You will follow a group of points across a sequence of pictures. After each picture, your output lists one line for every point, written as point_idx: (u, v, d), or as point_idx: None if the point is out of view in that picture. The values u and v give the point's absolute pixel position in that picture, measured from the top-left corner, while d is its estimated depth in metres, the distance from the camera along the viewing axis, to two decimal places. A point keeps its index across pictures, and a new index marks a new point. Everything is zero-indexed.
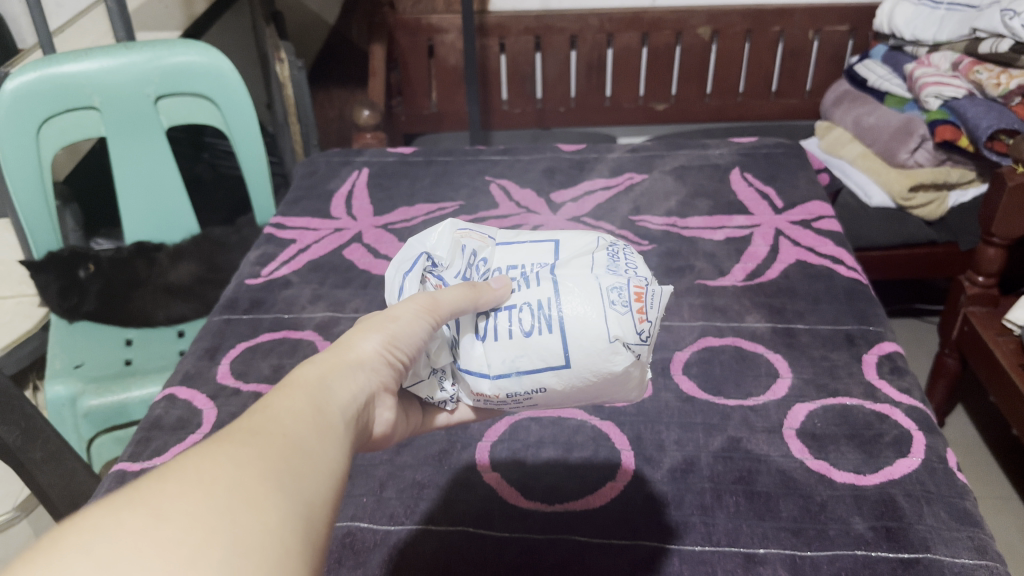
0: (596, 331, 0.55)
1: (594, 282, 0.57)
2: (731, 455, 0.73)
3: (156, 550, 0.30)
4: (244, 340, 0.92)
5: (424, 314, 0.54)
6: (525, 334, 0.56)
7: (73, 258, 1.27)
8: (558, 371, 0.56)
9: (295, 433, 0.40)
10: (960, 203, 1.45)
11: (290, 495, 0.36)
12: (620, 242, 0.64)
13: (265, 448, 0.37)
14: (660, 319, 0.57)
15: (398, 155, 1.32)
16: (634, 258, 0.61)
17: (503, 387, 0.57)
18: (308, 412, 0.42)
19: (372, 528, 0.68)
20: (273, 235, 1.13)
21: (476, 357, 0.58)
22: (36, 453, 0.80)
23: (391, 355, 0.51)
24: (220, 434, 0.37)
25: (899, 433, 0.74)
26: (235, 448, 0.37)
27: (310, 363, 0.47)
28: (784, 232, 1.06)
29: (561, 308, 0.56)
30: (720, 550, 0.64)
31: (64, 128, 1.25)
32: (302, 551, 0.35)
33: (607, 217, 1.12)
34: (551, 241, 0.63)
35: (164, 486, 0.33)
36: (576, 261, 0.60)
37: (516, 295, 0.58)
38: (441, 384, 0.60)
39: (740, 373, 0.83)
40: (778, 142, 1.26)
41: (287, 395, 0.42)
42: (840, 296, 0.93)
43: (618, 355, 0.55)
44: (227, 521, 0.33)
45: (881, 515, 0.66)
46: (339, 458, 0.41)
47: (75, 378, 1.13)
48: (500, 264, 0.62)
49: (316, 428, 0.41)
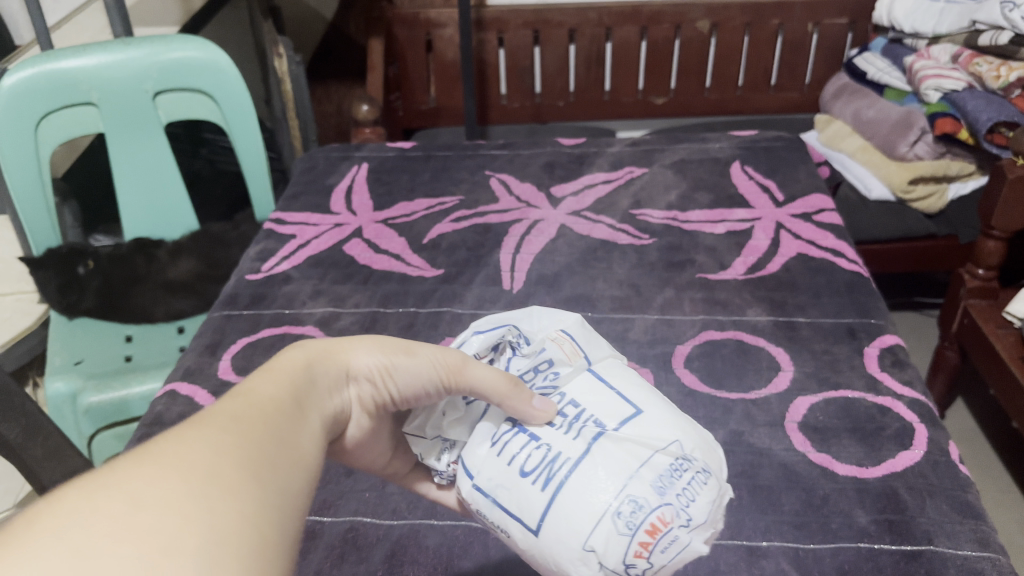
0: (577, 528, 0.45)
1: (625, 477, 0.45)
2: (733, 449, 0.73)
3: (135, 528, 0.29)
4: (245, 336, 0.92)
5: (440, 372, 0.50)
6: (522, 472, 0.48)
7: (73, 254, 1.27)
8: (525, 530, 0.47)
9: (270, 420, 0.39)
10: (960, 195, 1.45)
11: (267, 483, 0.35)
12: (711, 469, 0.47)
13: (241, 432, 0.37)
14: (666, 568, 0.45)
15: (397, 149, 1.31)
16: (699, 491, 0.46)
17: (476, 501, 0.50)
18: (285, 403, 0.41)
19: (374, 524, 0.68)
20: (272, 231, 1.12)
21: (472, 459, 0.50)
22: (36, 450, 0.80)
23: (382, 378, 0.50)
24: (198, 417, 0.37)
25: (902, 426, 0.74)
26: (212, 434, 0.35)
27: (300, 350, 0.46)
28: (785, 225, 1.06)
29: (570, 473, 0.47)
30: (722, 544, 0.64)
31: (62, 124, 1.25)
32: (279, 538, 0.34)
33: (608, 212, 1.11)
34: (636, 407, 0.50)
35: (142, 469, 0.32)
36: (635, 443, 0.47)
37: (548, 427, 0.49)
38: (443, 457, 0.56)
39: (741, 367, 0.83)
40: (779, 135, 1.25)
41: (265, 384, 0.42)
42: (841, 290, 0.93)
43: (585, 565, 0.45)
44: (207, 502, 0.32)
45: (883, 508, 0.66)
46: (309, 453, 0.41)
47: (75, 374, 1.13)
48: (564, 390, 0.52)
49: (289, 418, 0.41)
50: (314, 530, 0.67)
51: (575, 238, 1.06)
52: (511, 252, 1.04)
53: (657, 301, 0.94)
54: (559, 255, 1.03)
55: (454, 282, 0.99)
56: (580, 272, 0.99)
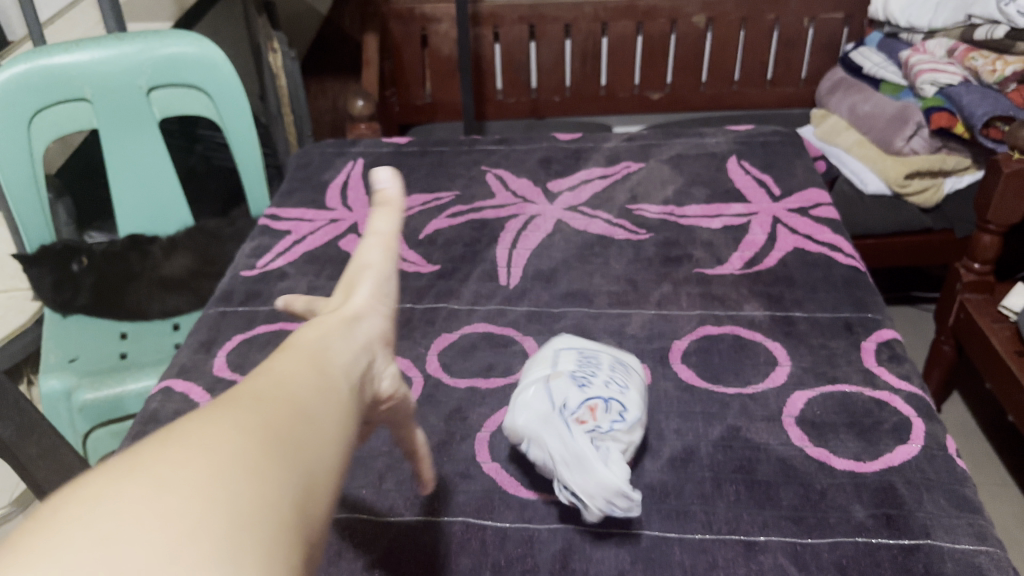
0: None
1: None
2: (730, 444, 0.73)
3: (167, 505, 0.33)
4: (240, 333, 0.92)
5: (384, 246, 0.60)
6: None
7: (67, 250, 1.25)
8: None
9: (299, 395, 0.43)
10: (955, 189, 1.45)
11: (293, 463, 0.39)
12: None
13: (268, 411, 0.40)
14: None
15: (393, 145, 1.31)
16: None
17: None
18: (309, 376, 0.45)
19: (371, 521, 0.67)
20: (267, 227, 1.12)
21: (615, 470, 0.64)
22: (31, 450, 0.79)
23: (380, 303, 0.57)
24: (225, 402, 0.41)
25: (899, 421, 0.74)
26: (240, 418, 0.39)
27: (307, 327, 0.51)
28: (782, 220, 1.05)
29: None
30: (720, 539, 0.64)
31: (55, 121, 1.24)
32: (301, 503, 0.38)
33: (604, 206, 1.11)
34: None
35: (172, 450, 0.36)
36: None
37: None
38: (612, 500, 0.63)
39: (739, 362, 0.83)
40: (775, 130, 1.25)
41: (288, 361, 0.46)
42: (838, 284, 0.93)
43: None
44: (232, 478, 0.36)
45: (881, 502, 0.66)
46: (341, 426, 0.45)
47: (69, 372, 1.13)
48: None
49: (317, 391, 0.45)
50: None
51: (571, 233, 1.06)
52: (508, 247, 1.04)
53: (654, 296, 0.93)
54: (556, 251, 1.03)
55: (450, 278, 0.99)
56: (577, 268, 0.99)
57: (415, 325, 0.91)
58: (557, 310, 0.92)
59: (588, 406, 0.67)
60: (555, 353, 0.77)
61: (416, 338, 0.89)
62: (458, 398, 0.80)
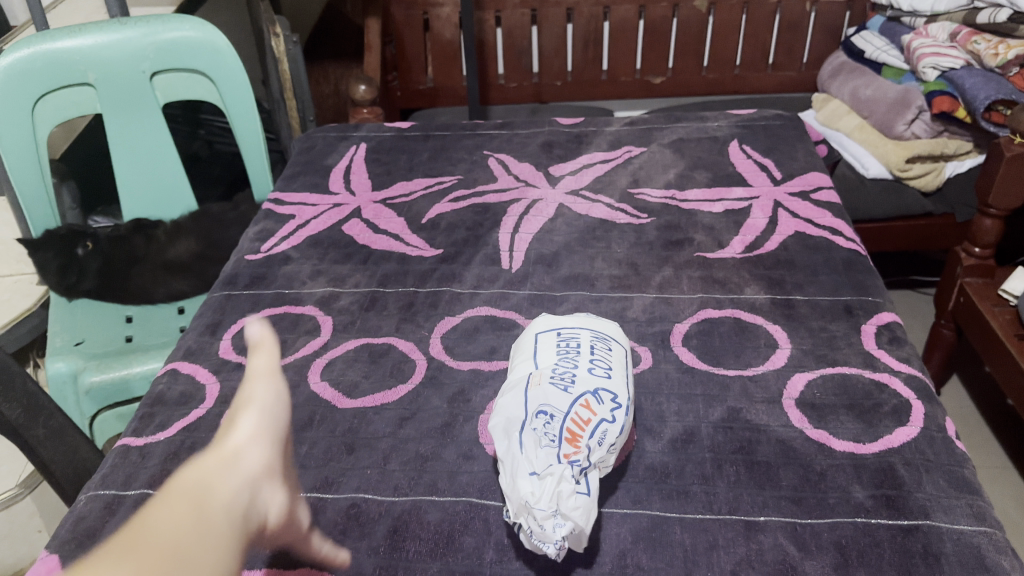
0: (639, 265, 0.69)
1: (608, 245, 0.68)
2: (731, 425, 0.74)
3: None
4: (245, 316, 0.92)
5: (263, 377, 0.63)
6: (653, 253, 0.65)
7: (72, 235, 1.27)
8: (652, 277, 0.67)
9: (176, 535, 0.42)
10: (956, 173, 1.45)
11: None
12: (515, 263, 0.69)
13: (139, 563, 0.40)
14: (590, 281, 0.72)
15: (395, 129, 1.31)
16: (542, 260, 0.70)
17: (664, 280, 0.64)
18: (186, 514, 0.44)
19: (376, 500, 0.68)
20: (271, 211, 1.13)
21: (581, 499, 0.57)
22: (38, 431, 0.80)
23: (257, 440, 0.55)
24: (91, 563, 0.40)
25: (898, 403, 0.75)
26: (111, 563, 0.40)
27: (188, 468, 0.49)
28: (783, 204, 1.06)
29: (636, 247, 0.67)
30: (720, 519, 0.65)
31: (59, 105, 1.24)
32: None
33: (606, 191, 1.12)
34: None
35: None
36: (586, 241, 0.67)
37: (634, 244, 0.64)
38: (554, 531, 0.56)
39: (740, 345, 0.84)
40: (777, 114, 1.25)
41: (166, 505, 0.45)
42: (838, 268, 0.94)
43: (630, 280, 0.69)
44: None
45: (880, 483, 0.67)
46: (227, 559, 0.44)
47: (76, 355, 1.14)
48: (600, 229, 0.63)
49: (199, 526, 0.44)
50: (315, 507, 0.68)
51: (573, 218, 1.06)
52: (510, 232, 1.04)
53: (656, 280, 0.94)
54: (558, 235, 1.03)
55: (453, 262, 1.00)
56: (579, 252, 1.00)
57: (418, 308, 0.92)
58: (560, 293, 0.93)
59: (576, 415, 0.62)
60: (533, 336, 0.72)
61: (420, 322, 0.90)
62: (461, 380, 0.81)
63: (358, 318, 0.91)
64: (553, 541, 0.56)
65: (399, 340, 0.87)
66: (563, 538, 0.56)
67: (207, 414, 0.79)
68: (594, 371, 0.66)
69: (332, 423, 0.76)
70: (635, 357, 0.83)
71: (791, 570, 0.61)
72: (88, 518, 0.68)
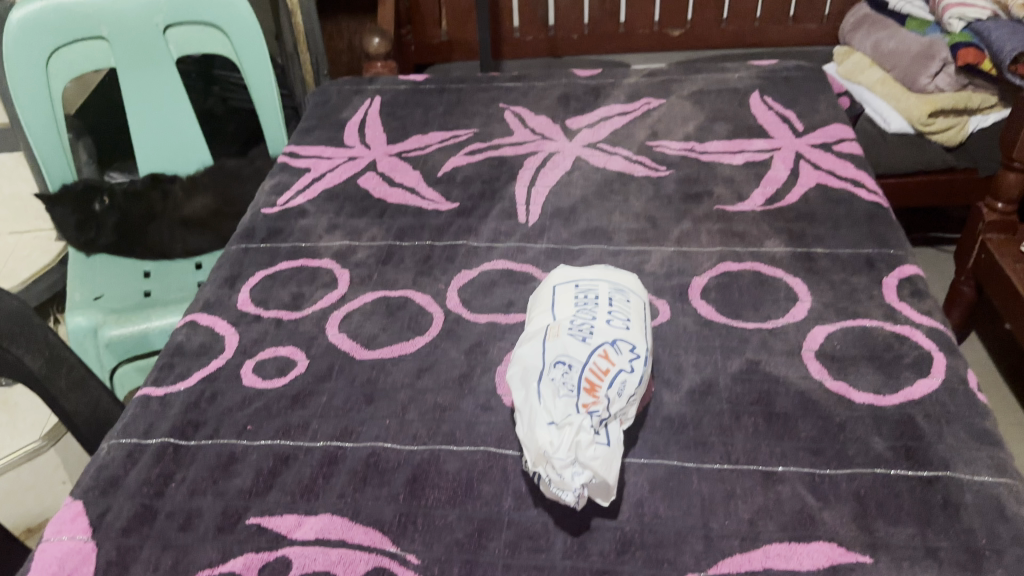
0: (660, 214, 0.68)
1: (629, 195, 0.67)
2: (749, 377, 0.74)
3: None
4: (263, 269, 0.92)
5: None
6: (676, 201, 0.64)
7: (88, 190, 1.26)
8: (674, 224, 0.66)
9: None
10: (980, 127, 1.42)
11: None
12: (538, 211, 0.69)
13: None
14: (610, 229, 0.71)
15: (410, 83, 1.30)
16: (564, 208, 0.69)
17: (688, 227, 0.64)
18: None
19: (395, 449, 0.69)
20: (286, 164, 1.12)
21: (599, 449, 0.57)
22: (61, 381, 0.81)
23: None
24: None
25: (919, 355, 0.75)
26: None
27: None
28: (805, 156, 1.04)
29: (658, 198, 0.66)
30: (738, 469, 0.65)
31: (73, 58, 1.24)
32: None
33: (624, 143, 1.10)
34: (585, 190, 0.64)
35: None
36: None
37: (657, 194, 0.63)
38: (573, 479, 0.56)
39: (759, 297, 0.83)
40: (799, 65, 1.23)
41: None
42: (860, 220, 0.92)
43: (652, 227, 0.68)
44: None
45: (901, 435, 0.67)
46: None
47: (96, 309, 1.15)
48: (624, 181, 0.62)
49: None
50: (335, 455, 0.69)
51: (591, 171, 1.05)
52: (526, 185, 1.03)
53: (674, 234, 0.93)
54: (575, 188, 1.02)
55: (470, 216, 0.99)
56: (596, 205, 0.99)
57: (435, 262, 0.91)
58: (577, 247, 0.92)
59: (594, 365, 0.61)
60: (551, 288, 0.71)
61: (437, 275, 0.89)
62: (478, 332, 0.81)
63: (375, 271, 0.90)
64: (572, 488, 0.56)
65: (416, 293, 0.87)
66: (582, 486, 0.57)
67: (226, 365, 0.79)
68: (612, 323, 0.65)
69: (350, 374, 0.77)
70: (653, 310, 0.82)
71: (810, 520, 0.61)
72: (110, 466, 0.69)
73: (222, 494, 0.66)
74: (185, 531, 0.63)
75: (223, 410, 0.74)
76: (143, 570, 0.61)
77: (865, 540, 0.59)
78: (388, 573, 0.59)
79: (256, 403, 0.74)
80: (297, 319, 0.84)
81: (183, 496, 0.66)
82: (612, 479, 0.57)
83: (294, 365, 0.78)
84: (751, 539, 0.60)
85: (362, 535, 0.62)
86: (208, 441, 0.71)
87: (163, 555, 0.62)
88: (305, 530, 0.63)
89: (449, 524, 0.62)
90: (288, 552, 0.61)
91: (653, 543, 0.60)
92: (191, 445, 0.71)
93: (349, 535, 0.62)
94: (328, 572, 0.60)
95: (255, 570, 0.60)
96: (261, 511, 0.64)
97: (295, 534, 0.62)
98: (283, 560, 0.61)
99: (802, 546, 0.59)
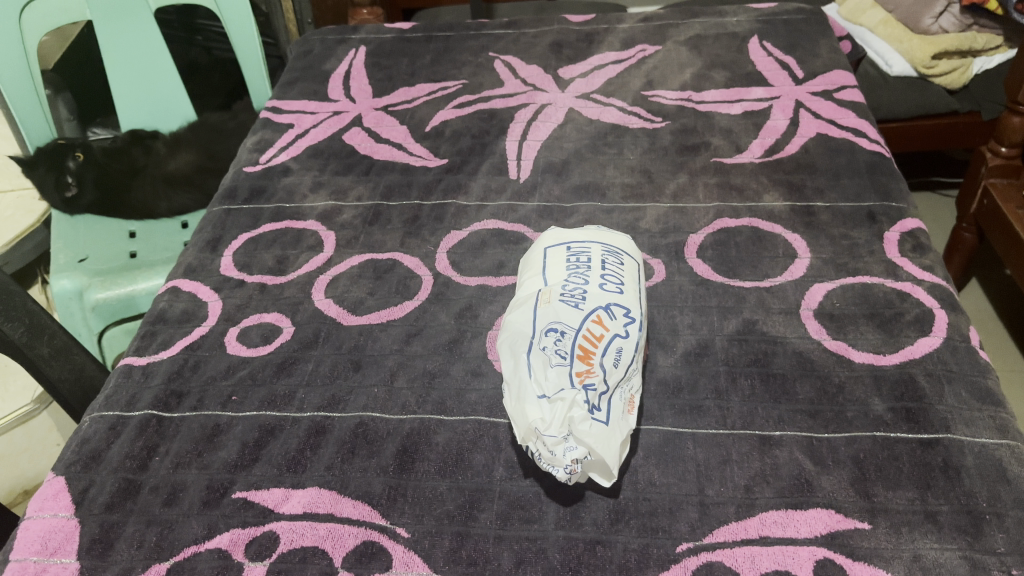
0: None
1: None
2: (746, 337, 0.72)
3: None
4: (245, 232, 0.90)
5: None
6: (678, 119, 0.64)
7: (61, 149, 1.22)
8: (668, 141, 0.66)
9: None
10: (984, 69, 1.39)
11: None
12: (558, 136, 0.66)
13: None
14: None
15: (396, 31, 1.25)
16: None
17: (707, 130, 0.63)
18: None
19: (384, 418, 0.67)
20: (269, 120, 1.09)
21: (595, 425, 0.55)
22: (43, 349, 0.78)
23: None
24: None
25: (920, 312, 0.72)
26: None
27: None
28: (805, 104, 1.01)
29: None
30: (734, 433, 0.64)
31: (47, 11, 1.19)
32: None
33: (618, 93, 1.07)
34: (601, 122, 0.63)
35: None
36: None
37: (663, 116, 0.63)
38: (566, 455, 0.55)
39: (756, 255, 0.81)
40: (799, 7, 1.18)
41: None
42: (861, 171, 0.89)
43: None
44: None
45: (901, 395, 0.65)
46: None
47: (80, 272, 1.11)
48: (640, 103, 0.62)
49: None
50: (322, 426, 0.67)
51: (584, 123, 1.02)
52: (517, 139, 1.00)
53: (670, 188, 0.90)
54: (568, 141, 0.99)
55: (459, 172, 0.96)
56: (589, 159, 0.96)
57: (424, 222, 0.89)
58: (570, 204, 0.89)
59: (588, 332, 0.59)
60: (542, 251, 0.69)
61: (426, 236, 0.87)
62: (468, 295, 0.78)
63: (362, 232, 0.88)
64: (564, 465, 0.55)
65: (404, 256, 0.84)
66: (575, 462, 0.55)
67: (210, 332, 0.78)
68: (605, 287, 0.63)
69: (337, 340, 0.75)
70: (648, 270, 0.80)
71: (807, 485, 0.60)
72: (93, 440, 0.68)
73: (206, 467, 0.65)
74: (169, 506, 0.62)
75: (207, 380, 0.72)
76: (127, 547, 0.60)
77: (864, 505, 0.58)
78: (378, 547, 0.58)
79: (241, 371, 0.73)
80: (281, 284, 0.82)
81: (167, 470, 0.65)
82: (610, 457, 0.55)
83: (279, 332, 0.76)
84: (747, 506, 0.59)
85: (350, 509, 0.61)
86: (192, 411, 0.69)
87: (148, 531, 0.61)
88: (293, 504, 0.61)
89: (440, 495, 0.61)
90: (276, 526, 0.60)
91: (648, 512, 0.59)
92: (174, 418, 0.69)
93: (337, 509, 0.61)
94: (316, 547, 0.58)
95: (242, 545, 0.59)
96: (247, 485, 0.63)
97: (283, 508, 0.61)
98: (270, 535, 0.59)
99: (799, 512, 0.58)
